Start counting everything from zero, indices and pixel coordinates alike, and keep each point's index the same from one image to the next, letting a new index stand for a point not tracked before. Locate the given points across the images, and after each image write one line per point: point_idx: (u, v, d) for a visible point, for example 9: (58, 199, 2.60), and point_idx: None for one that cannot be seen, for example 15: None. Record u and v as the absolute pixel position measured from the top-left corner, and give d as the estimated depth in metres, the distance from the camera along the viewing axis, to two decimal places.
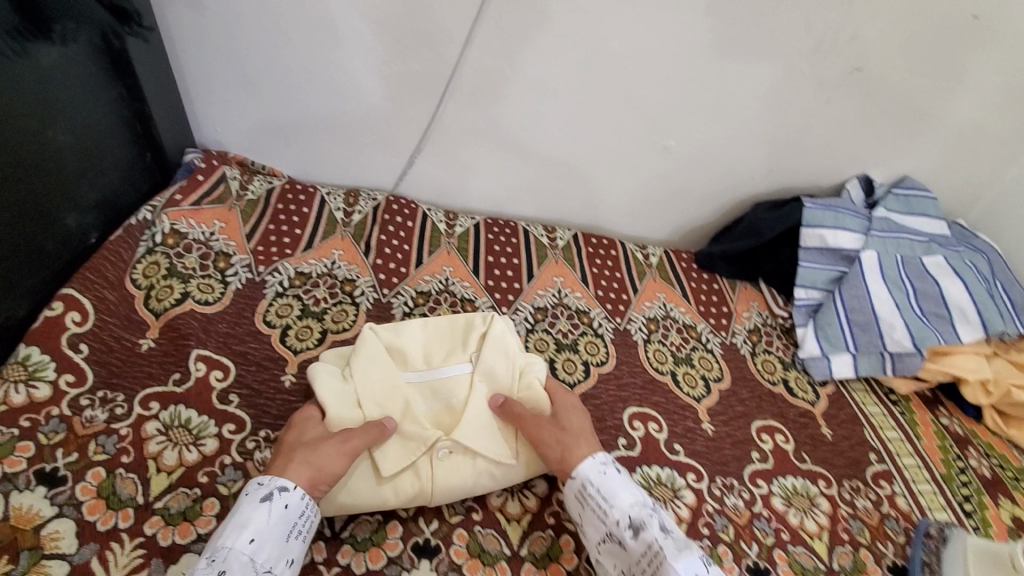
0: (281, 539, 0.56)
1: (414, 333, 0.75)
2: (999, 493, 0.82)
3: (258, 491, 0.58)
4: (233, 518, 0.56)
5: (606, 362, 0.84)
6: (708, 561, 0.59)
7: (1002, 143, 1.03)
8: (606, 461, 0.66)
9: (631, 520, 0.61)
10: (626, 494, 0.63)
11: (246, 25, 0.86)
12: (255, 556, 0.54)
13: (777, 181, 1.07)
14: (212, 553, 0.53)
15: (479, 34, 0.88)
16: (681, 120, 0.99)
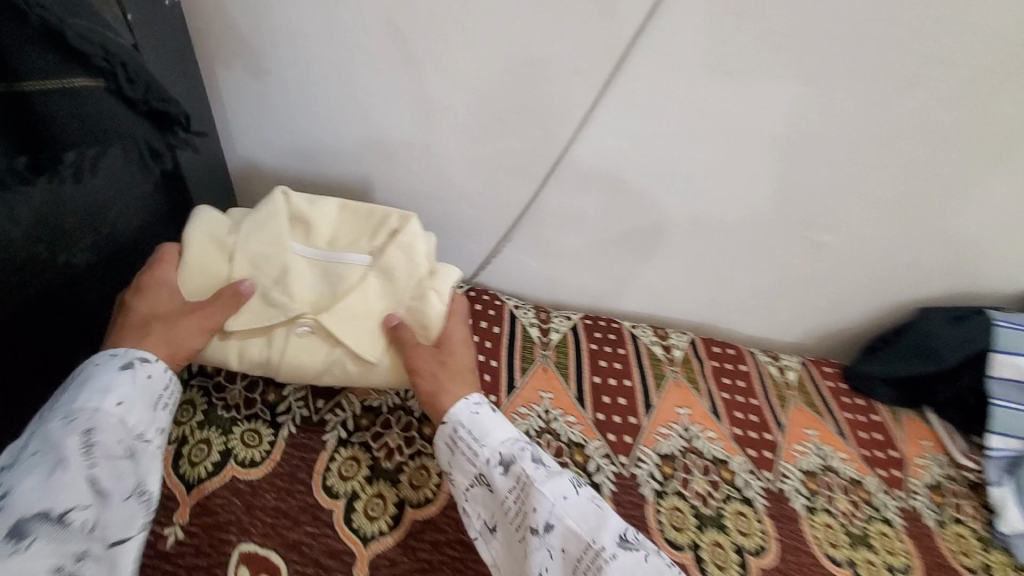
0: (144, 408, 0.54)
1: (324, 213, 0.68)
2: None
3: (109, 364, 0.55)
4: (75, 389, 0.52)
5: (766, 550, 0.63)
6: (574, 480, 0.57)
7: None
8: (481, 400, 0.61)
9: (500, 457, 0.56)
10: (496, 432, 0.58)
11: (318, 95, 0.71)
12: (120, 420, 0.52)
13: (958, 287, 0.84)
14: (68, 415, 0.50)
15: (600, 112, 0.70)
16: (844, 218, 0.78)
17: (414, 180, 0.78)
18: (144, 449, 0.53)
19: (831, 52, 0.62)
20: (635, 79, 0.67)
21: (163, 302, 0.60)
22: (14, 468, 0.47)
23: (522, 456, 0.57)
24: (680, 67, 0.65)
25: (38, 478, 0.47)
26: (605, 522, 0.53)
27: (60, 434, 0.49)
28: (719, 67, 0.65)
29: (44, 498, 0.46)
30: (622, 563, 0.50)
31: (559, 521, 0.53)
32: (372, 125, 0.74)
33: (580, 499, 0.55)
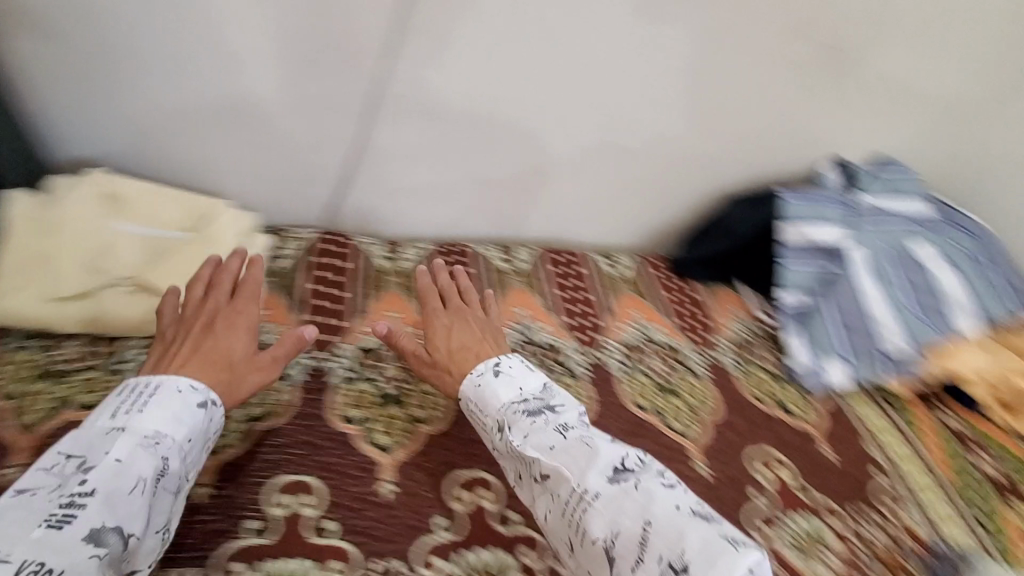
0: (200, 447, 0.57)
1: (146, 196, 0.78)
2: (1011, 495, 0.78)
3: (191, 392, 0.58)
4: (159, 411, 0.55)
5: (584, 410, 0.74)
6: (564, 428, 0.61)
7: (977, 111, 0.96)
8: (485, 368, 0.68)
9: (499, 422, 0.64)
10: (500, 396, 0.66)
11: (124, 49, 0.73)
12: (186, 454, 0.55)
13: (747, 173, 0.98)
14: (152, 436, 0.53)
15: (401, 37, 0.76)
16: (638, 119, 0.89)
17: (249, 135, 0.82)
18: (189, 486, 0.56)
19: None
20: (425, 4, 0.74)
21: (233, 340, 0.65)
22: (98, 472, 0.49)
23: (515, 415, 0.63)
24: None
25: (120, 492, 0.48)
26: (592, 462, 0.56)
27: (147, 455, 0.51)
28: None
29: (122, 515, 0.48)
30: (605, 502, 0.53)
31: (552, 472, 0.58)
32: (191, 83, 0.77)
33: (568, 443, 0.59)
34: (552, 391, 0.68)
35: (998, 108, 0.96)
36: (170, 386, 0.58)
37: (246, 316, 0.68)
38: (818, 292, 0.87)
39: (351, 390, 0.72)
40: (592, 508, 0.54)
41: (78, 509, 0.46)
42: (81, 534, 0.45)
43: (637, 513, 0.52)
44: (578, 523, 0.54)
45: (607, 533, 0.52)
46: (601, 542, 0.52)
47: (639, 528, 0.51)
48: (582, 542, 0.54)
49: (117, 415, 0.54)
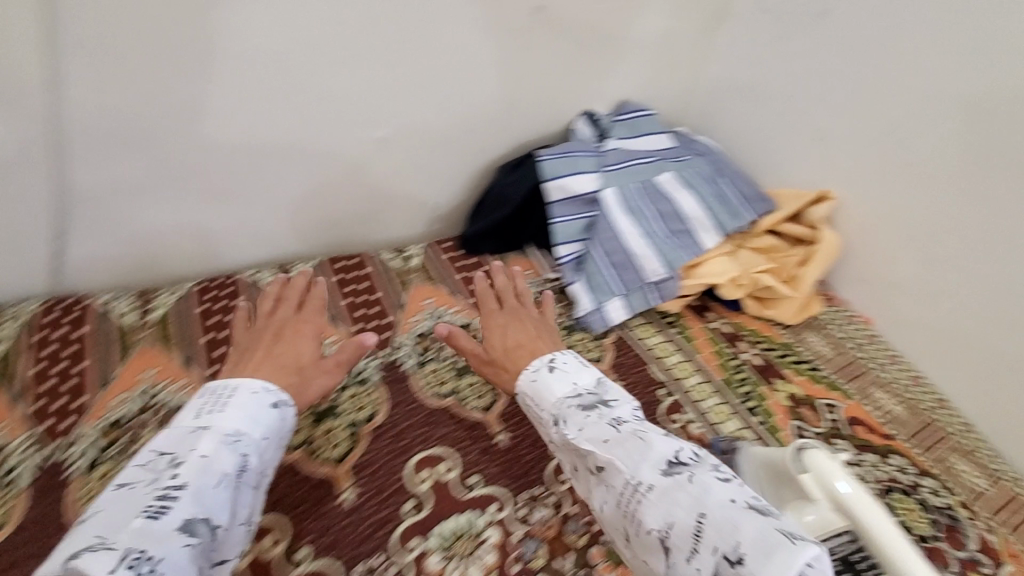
0: (276, 444, 0.62)
1: None
2: (773, 377, 0.87)
3: (260, 395, 0.63)
4: (235, 410, 0.60)
5: (378, 414, 0.76)
6: (618, 423, 0.63)
7: (691, 49, 1.06)
8: (539, 365, 0.72)
9: (554, 416, 0.67)
10: (552, 394, 0.69)
11: None
12: (262, 450, 0.60)
13: (509, 142, 1.01)
14: (233, 435, 0.58)
15: (65, 69, 0.69)
16: (379, 112, 0.88)
17: None
18: (266, 482, 0.61)
19: None
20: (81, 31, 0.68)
21: (303, 345, 0.72)
22: (184, 468, 0.53)
23: (569, 411, 0.66)
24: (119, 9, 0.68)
25: (208, 484, 0.53)
26: (642, 454, 0.59)
27: (228, 450, 0.56)
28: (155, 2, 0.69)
29: (207, 507, 0.52)
30: (659, 494, 0.55)
31: (606, 464, 0.60)
32: None
33: (622, 436, 0.60)
34: (606, 383, 0.70)
35: (707, 44, 1.07)
36: (244, 390, 0.63)
37: (302, 325, 0.75)
38: (586, 239, 0.95)
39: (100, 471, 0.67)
40: (647, 499, 0.56)
41: (172, 500, 0.51)
42: (175, 523, 0.49)
43: (690, 505, 0.53)
44: (632, 515, 0.56)
45: (663, 525, 0.54)
46: (657, 534, 0.54)
47: (693, 520, 0.52)
48: (638, 532, 0.56)
49: (201, 415, 0.59)
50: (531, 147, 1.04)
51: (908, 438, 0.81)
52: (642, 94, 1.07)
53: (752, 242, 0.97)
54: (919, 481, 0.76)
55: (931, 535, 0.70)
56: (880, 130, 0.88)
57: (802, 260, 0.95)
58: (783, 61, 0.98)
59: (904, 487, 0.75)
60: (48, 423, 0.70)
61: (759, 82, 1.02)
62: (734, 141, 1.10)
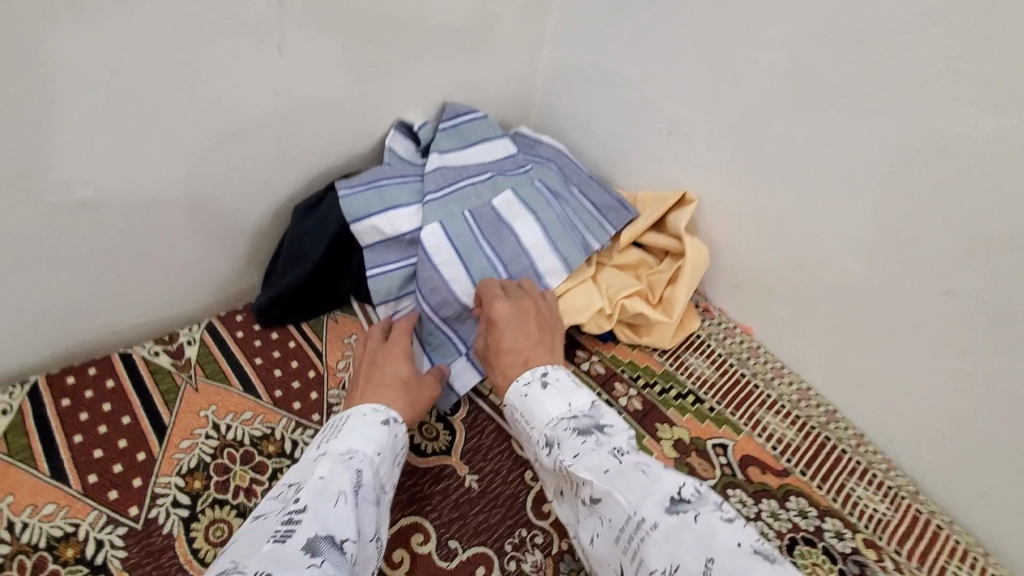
0: (392, 463, 0.58)
1: None
2: (655, 423, 0.75)
3: (374, 414, 0.60)
4: (349, 433, 0.57)
5: None
6: (623, 449, 0.54)
7: (516, 32, 0.88)
8: (531, 379, 0.64)
9: (546, 437, 0.59)
10: (544, 408, 0.61)
11: None
12: (379, 470, 0.55)
13: (299, 174, 0.79)
14: (347, 453, 0.54)
15: None
16: (75, 163, 0.61)
17: None
18: (387, 500, 0.56)
19: None
20: None
21: (398, 364, 0.67)
22: (306, 491, 0.49)
23: (564, 433, 0.58)
24: None
25: (327, 502, 0.48)
26: (650, 487, 0.50)
27: (344, 466, 0.52)
28: None
29: (333, 524, 0.47)
30: (664, 533, 0.46)
31: (603, 495, 0.52)
32: None
33: (623, 467, 0.52)
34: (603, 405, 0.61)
35: (533, 25, 0.89)
36: (356, 414, 0.60)
37: (398, 343, 0.70)
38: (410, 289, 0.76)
39: None
40: (650, 538, 0.47)
41: (296, 521, 0.46)
42: (298, 545, 0.44)
43: (698, 549, 0.45)
44: (633, 554, 0.48)
45: (665, 566, 0.45)
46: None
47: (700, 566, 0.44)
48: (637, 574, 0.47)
49: (321, 445, 0.56)
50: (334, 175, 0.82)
51: (805, 469, 0.72)
52: (466, 92, 0.89)
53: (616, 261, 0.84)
54: (823, 524, 0.66)
55: None
56: (735, 119, 0.75)
57: (672, 278, 0.82)
58: (623, 41, 0.83)
59: (808, 536, 0.65)
60: None
61: (601, 68, 0.87)
62: (579, 137, 0.96)
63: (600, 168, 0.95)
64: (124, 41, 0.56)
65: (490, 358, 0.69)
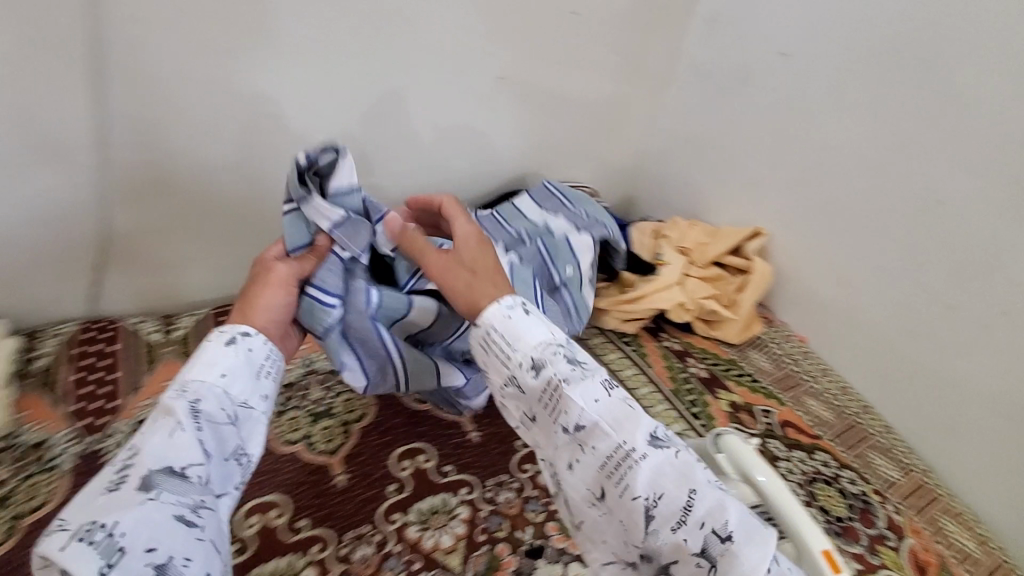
0: (253, 376, 0.65)
1: None
2: (717, 387, 0.99)
3: (221, 338, 0.65)
4: (193, 364, 0.62)
5: (366, 416, 0.84)
6: (608, 383, 0.64)
7: (643, 106, 1.23)
8: (514, 303, 0.67)
9: (533, 363, 0.64)
10: (526, 337, 0.65)
11: None
12: (226, 397, 0.62)
13: (485, 186, 1.16)
14: (188, 386, 0.60)
15: (110, 125, 0.79)
16: (373, 160, 1.01)
17: None
18: (248, 413, 0.63)
19: (261, 44, 0.82)
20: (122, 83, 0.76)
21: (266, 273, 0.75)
22: (147, 434, 0.56)
23: (555, 359, 0.64)
24: (161, 82, 0.79)
25: (162, 438, 0.56)
26: (634, 424, 0.60)
27: (182, 403, 0.58)
28: (186, 71, 0.79)
29: (168, 458, 0.55)
30: (651, 463, 0.59)
31: (592, 425, 0.61)
32: None
33: (610, 404, 0.62)
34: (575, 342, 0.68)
35: (656, 101, 1.24)
36: (210, 340, 0.65)
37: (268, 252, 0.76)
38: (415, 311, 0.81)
39: None
40: (638, 466, 0.58)
41: (130, 466, 0.54)
42: (134, 484, 0.53)
43: (679, 481, 0.58)
44: (619, 479, 0.59)
45: (651, 495, 0.58)
46: (642, 500, 0.58)
47: (685, 495, 0.57)
48: (620, 495, 0.59)
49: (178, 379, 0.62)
50: (507, 188, 1.19)
51: (834, 438, 0.93)
52: (603, 141, 1.24)
53: (699, 272, 1.11)
54: (839, 472, 0.87)
55: (845, 516, 0.82)
56: (804, 173, 1.03)
57: (741, 287, 1.08)
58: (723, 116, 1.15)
59: (826, 478, 0.86)
60: (86, 421, 0.79)
61: (704, 131, 1.19)
62: (679, 184, 1.27)
63: (694, 208, 1.25)
64: (424, 97, 0.98)
65: (472, 281, 0.70)
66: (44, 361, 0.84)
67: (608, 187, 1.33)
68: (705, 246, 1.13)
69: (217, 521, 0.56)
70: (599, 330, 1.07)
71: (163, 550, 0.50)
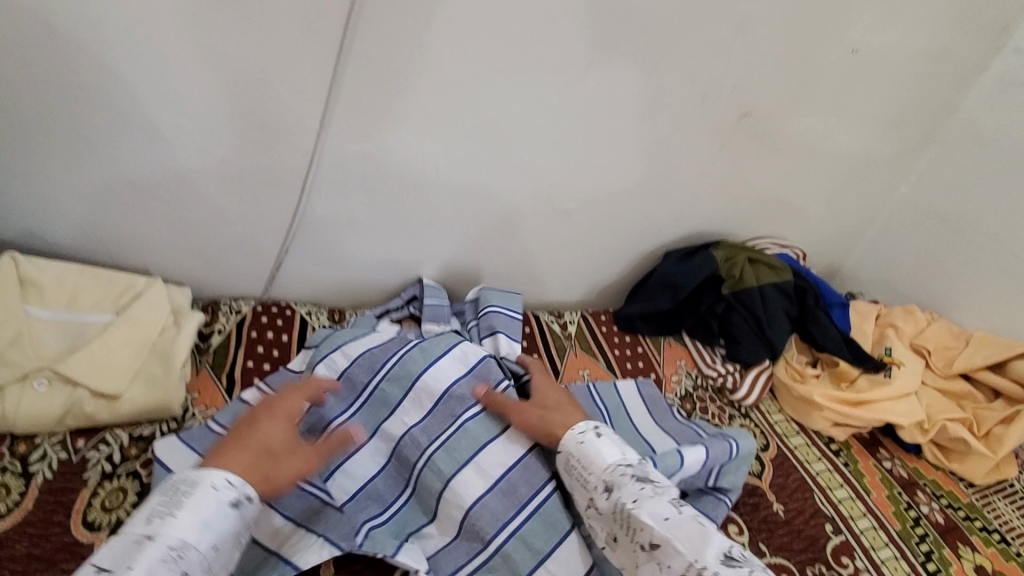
0: (231, 547, 0.50)
1: (61, 275, 0.71)
2: (957, 540, 0.77)
3: (227, 489, 0.50)
4: (189, 514, 0.47)
5: None
6: (679, 502, 0.56)
7: (889, 169, 1.03)
8: (586, 428, 0.64)
9: (605, 483, 0.59)
10: (602, 456, 0.61)
11: (32, 106, 0.66)
12: (214, 563, 0.48)
13: (683, 231, 1.02)
14: (177, 546, 0.45)
15: (336, 108, 0.73)
16: (579, 183, 0.91)
17: (183, 214, 0.78)
18: None
19: (511, 47, 0.74)
20: (361, 63, 0.70)
21: (276, 424, 0.58)
22: None
23: (624, 479, 0.58)
24: (398, 72, 0.72)
25: None
26: (705, 540, 0.52)
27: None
28: (427, 65, 0.73)
29: None
30: None
31: (664, 541, 0.52)
32: (116, 165, 0.72)
33: (681, 519, 0.54)
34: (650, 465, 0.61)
35: (906, 164, 1.03)
36: (204, 482, 0.50)
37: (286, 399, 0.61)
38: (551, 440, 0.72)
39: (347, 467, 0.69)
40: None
41: None
42: None
43: None
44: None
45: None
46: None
47: None
48: None
49: (151, 520, 0.47)
50: (705, 236, 1.04)
51: None
52: (825, 203, 1.06)
53: (940, 383, 0.90)
54: None
55: None
56: None
57: (1005, 419, 0.85)
58: (1000, 197, 0.94)
59: None
60: None
61: (964, 214, 0.98)
62: (912, 267, 1.06)
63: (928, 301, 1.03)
64: (654, 124, 0.86)
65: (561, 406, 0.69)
66: (222, 333, 0.80)
67: (813, 255, 1.14)
68: (952, 353, 0.92)
69: None
70: (800, 428, 0.89)
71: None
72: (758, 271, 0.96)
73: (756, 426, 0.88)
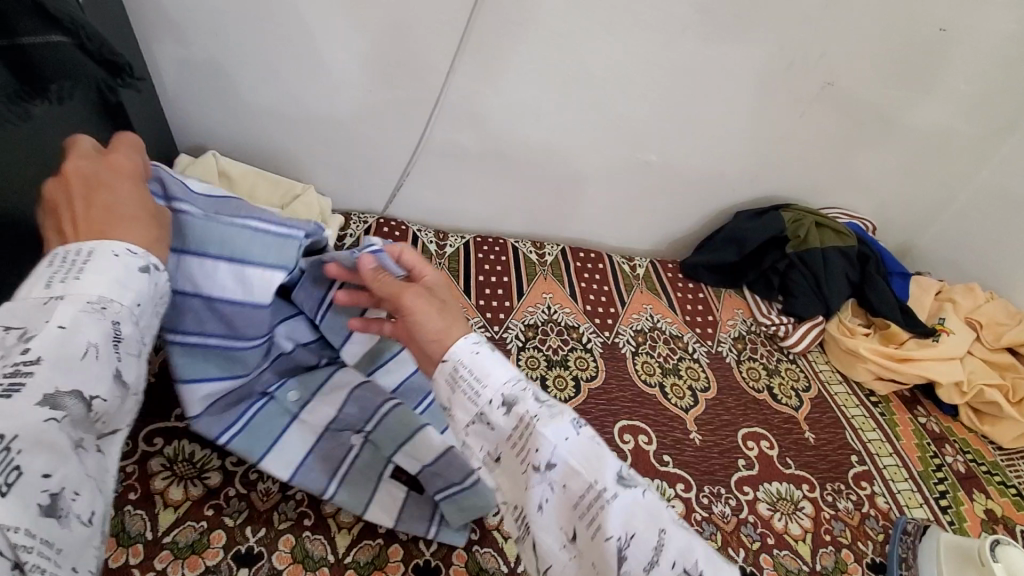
0: (156, 306, 0.47)
1: (246, 175, 0.91)
2: (974, 487, 0.84)
3: (130, 256, 0.45)
4: (97, 274, 0.42)
5: (578, 395, 0.82)
6: (578, 421, 0.47)
7: (973, 149, 1.06)
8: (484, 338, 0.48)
9: (502, 398, 0.46)
10: (498, 371, 0.47)
11: (237, 36, 0.85)
12: (141, 319, 0.45)
13: (756, 192, 1.09)
14: (99, 302, 0.41)
15: (463, 59, 0.89)
16: (663, 138, 1.01)
17: (331, 133, 0.96)
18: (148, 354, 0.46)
19: (615, 8, 0.86)
20: (487, 18, 0.85)
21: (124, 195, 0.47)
22: (42, 340, 0.38)
23: (527, 396, 0.46)
24: (517, 26, 0.86)
25: (73, 356, 0.39)
26: (606, 459, 0.44)
27: (94, 323, 0.41)
28: (542, 21, 0.86)
29: (79, 378, 0.39)
30: (625, 502, 0.42)
31: (561, 462, 0.44)
32: (289, 89, 0.91)
33: (583, 440, 0.45)
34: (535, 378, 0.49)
35: (991, 147, 1.05)
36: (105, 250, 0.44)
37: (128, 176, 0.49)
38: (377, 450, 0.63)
39: (525, 356, 0.86)
40: (611, 509, 0.42)
41: (27, 378, 0.37)
42: (34, 399, 0.36)
43: (652, 520, 0.42)
44: (590, 521, 0.42)
45: (623, 533, 0.41)
46: (613, 541, 0.41)
47: (656, 535, 0.41)
48: (593, 537, 0.42)
49: (52, 284, 0.41)
50: (777, 199, 1.11)
51: None
52: (903, 179, 1.09)
53: (984, 353, 0.97)
54: None
55: None
56: None
57: None
58: None
59: None
60: None
61: None
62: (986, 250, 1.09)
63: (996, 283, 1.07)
64: (741, 88, 0.95)
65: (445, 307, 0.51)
66: (354, 235, 0.98)
67: (885, 231, 1.17)
68: (1002, 327, 0.98)
69: (92, 462, 0.40)
70: (844, 379, 0.97)
71: (59, 478, 0.37)
72: (824, 235, 1.03)
73: (801, 370, 0.96)
